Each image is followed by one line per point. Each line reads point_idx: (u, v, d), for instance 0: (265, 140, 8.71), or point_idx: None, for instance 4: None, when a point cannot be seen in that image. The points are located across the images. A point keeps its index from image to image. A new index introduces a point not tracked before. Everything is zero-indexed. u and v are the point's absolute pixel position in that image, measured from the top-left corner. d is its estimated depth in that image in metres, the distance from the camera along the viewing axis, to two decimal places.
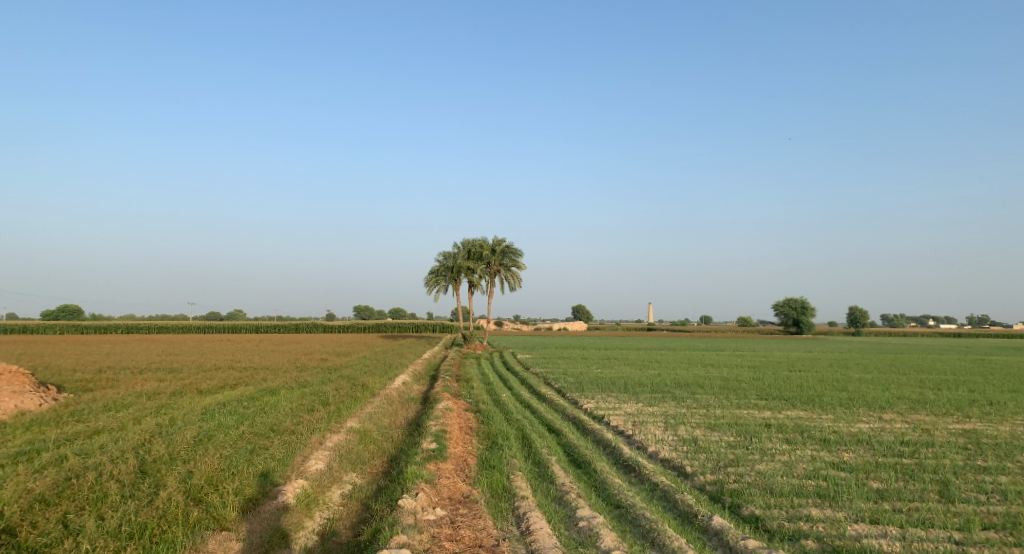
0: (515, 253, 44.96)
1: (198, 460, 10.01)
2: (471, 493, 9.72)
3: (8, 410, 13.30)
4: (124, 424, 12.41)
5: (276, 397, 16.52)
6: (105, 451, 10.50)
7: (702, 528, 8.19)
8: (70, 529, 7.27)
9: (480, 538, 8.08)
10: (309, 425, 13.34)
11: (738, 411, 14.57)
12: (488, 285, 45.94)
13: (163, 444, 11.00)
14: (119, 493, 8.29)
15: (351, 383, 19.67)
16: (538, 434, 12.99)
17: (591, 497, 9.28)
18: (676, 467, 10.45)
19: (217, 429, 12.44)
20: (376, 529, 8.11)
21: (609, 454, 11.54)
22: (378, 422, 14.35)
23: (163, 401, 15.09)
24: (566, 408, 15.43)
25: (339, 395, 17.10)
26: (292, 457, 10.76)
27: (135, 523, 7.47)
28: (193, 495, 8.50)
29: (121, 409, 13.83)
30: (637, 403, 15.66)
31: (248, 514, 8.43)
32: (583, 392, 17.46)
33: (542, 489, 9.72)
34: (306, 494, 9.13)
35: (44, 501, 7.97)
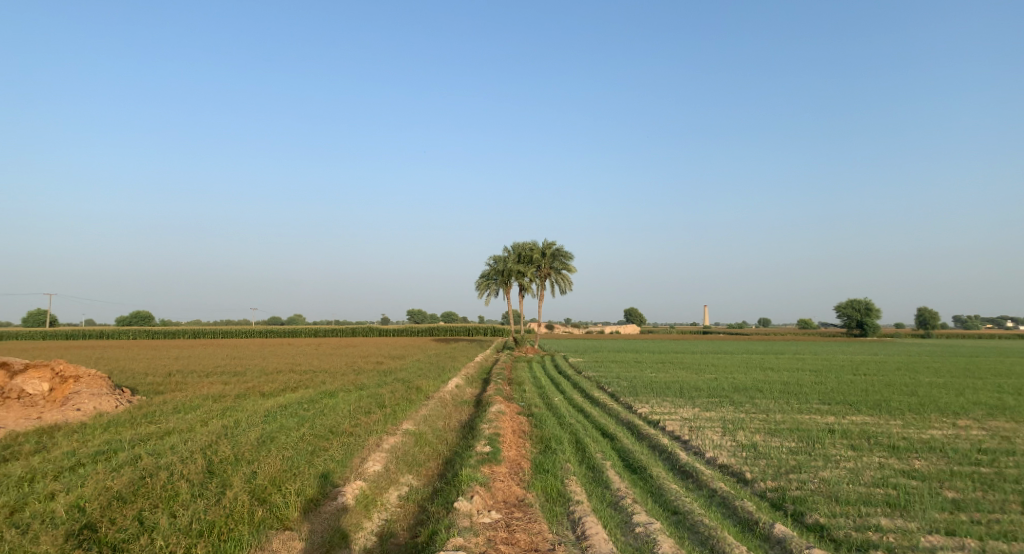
0: (566, 256, 44.78)
1: (262, 461, 10.35)
2: (526, 497, 9.76)
3: (87, 411, 14.07)
4: (192, 426, 12.95)
5: (334, 400, 16.96)
6: (176, 451, 10.98)
7: (763, 536, 8.01)
8: (145, 525, 7.62)
9: (536, 542, 8.10)
10: (366, 426, 13.63)
11: (800, 416, 14.17)
12: (539, 288, 45.95)
13: (229, 445, 11.44)
14: (190, 491, 8.66)
15: (406, 386, 20.00)
16: (591, 439, 12.94)
17: (647, 503, 9.19)
18: (735, 473, 10.24)
19: (279, 431, 12.84)
20: (433, 530, 8.24)
21: (664, 459, 11.39)
22: (433, 425, 14.54)
23: (229, 403, 15.66)
24: (620, 413, 15.31)
25: (395, 398, 17.42)
26: (351, 459, 11.01)
27: (205, 522, 7.76)
28: (258, 495, 8.80)
29: (190, 411, 14.43)
30: (693, 407, 15.43)
31: (310, 514, 8.66)
32: (637, 396, 17.28)
33: (597, 494, 9.66)
34: (364, 495, 9.33)
35: (121, 499, 8.38)
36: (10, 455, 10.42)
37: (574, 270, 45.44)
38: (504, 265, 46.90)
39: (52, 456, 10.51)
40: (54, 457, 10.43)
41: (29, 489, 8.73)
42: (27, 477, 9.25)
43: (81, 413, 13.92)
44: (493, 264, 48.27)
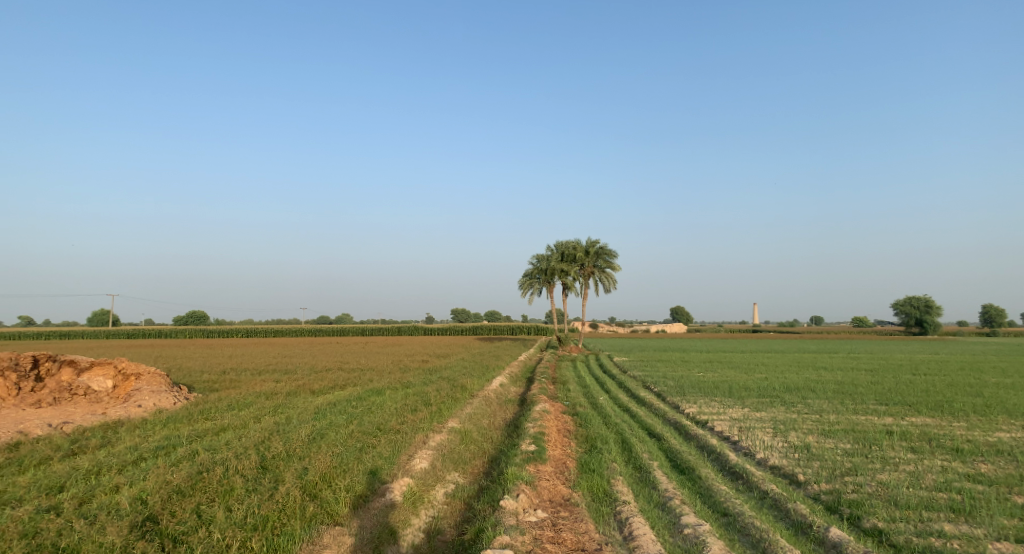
0: (610, 254, 44.43)
1: (312, 457, 10.59)
2: (571, 496, 9.73)
3: (148, 407, 14.63)
4: (246, 422, 13.33)
5: (382, 397, 17.23)
6: (231, 447, 11.32)
7: (818, 540, 7.81)
8: (203, 518, 7.88)
9: (583, 542, 8.07)
10: (413, 424, 13.81)
11: (855, 417, 13.76)
12: (583, 287, 45.72)
13: (281, 441, 11.73)
14: (244, 487, 8.91)
15: (451, 384, 20.18)
16: (638, 439, 12.82)
17: (696, 504, 9.06)
18: (787, 475, 10.01)
19: (329, 428, 13.11)
20: (479, 528, 8.29)
21: (714, 460, 11.20)
22: (478, 423, 14.63)
23: (280, 400, 16.08)
24: (667, 413, 15.12)
25: (441, 396, 17.59)
26: (398, 456, 11.16)
27: (258, 516, 7.98)
28: (309, 490, 9.02)
29: (244, 408, 14.85)
30: (742, 407, 15.14)
31: (360, 510, 8.81)
32: (684, 396, 17.04)
33: (644, 494, 9.57)
34: (411, 492, 9.45)
35: (180, 492, 8.68)
36: (77, 449, 10.90)
37: (618, 269, 45.19)
38: (548, 263, 46.86)
39: (116, 450, 10.97)
40: (118, 451, 10.88)
41: (95, 481, 9.12)
42: (93, 470, 9.66)
43: (142, 409, 14.48)
44: (537, 262, 48.30)
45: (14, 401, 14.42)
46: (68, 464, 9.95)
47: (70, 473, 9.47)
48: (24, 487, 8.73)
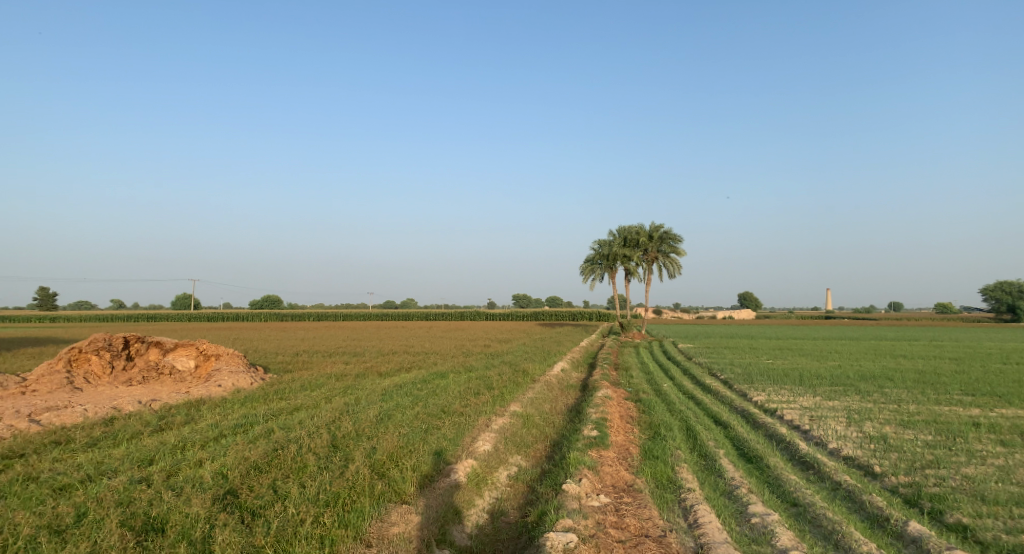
0: (674, 239, 43.64)
1: (380, 437, 10.90)
2: (635, 482, 9.69)
3: (227, 387, 15.37)
4: (317, 402, 13.84)
5: (446, 381, 17.55)
6: (303, 426, 11.78)
7: (896, 533, 7.53)
8: (279, 493, 8.24)
9: (647, 528, 8.04)
10: (476, 407, 14.02)
11: (938, 408, 13.13)
12: (647, 272, 45.15)
13: (350, 421, 12.13)
14: (316, 464, 9.27)
15: (513, 369, 20.37)
16: (704, 426, 12.62)
17: (764, 493, 8.88)
18: (862, 466, 9.67)
19: (395, 409, 13.45)
20: (542, 511, 8.37)
21: (783, 450, 10.91)
22: (540, 408, 14.72)
23: (350, 382, 16.60)
24: (734, 400, 14.82)
25: (503, 380, 17.79)
26: (462, 438, 11.37)
27: (330, 493, 8.27)
28: (378, 469, 9.30)
29: (316, 389, 15.42)
30: (814, 396, 14.68)
31: (426, 489, 9.01)
32: (752, 383, 16.64)
33: (710, 482, 9.43)
34: (475, 473, 9.61)
35: (258, 468, 9.10)
36: (164, 425, 11.57)
37: (682, 254, 44.50)
38: (610, 249, 46.56)
39: (198, 427, 11.59)
40: (200, 428, 11.48)
41: (181, 456, 9.66)
42: (178, 445, 10.24)
43: (222, 388, 15.22)
44: (600, 247, 48.02)
45: (108, 379, 15.42)
46: (156, 439, 10.58)
47: (158, 447, 10.08)
48: (118, 459, 9.34)
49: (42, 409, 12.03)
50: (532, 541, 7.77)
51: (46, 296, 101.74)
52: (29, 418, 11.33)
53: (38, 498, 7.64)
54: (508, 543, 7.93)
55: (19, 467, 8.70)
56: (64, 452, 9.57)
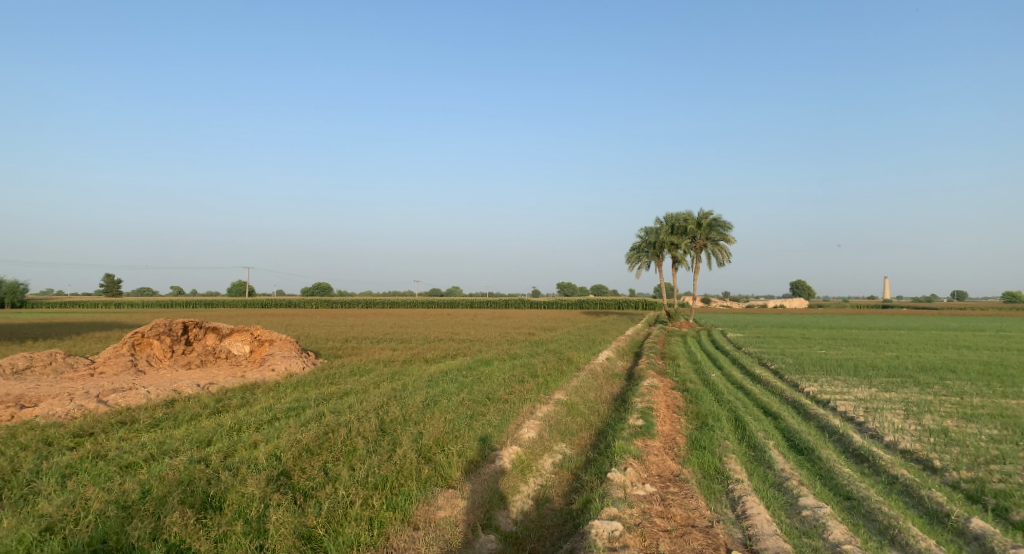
0: (724, 226, 42.78)
1: (426, 423, 11.06)
2: (681, 472, 9.59)
3: (280, 371, 15.82)
4: (366, 387, 14.13)
5: (491, 368, 17.68)
6: (353, 410, 12.04)
7: (957, 530, 7.28)
8: (330, 475, 8.45)
9: (693, 518, 7.96)
10: (521, 394, 14.08)
11: (1004, 401, 12.56)
12: (694, 260, 44.38)
13: (398, 406, 12.34)
14: (365, 448, 9.47)
15: (558, 357, 20.40)
16: (753, 417, 12.39)
17: (816, 485, 8.67)
18: (921, 460, 9.36)
19: (441, 395, 13.62)
20: (587, 499, 8.37)
21: (836, 442, 10.63)
22: (584, 396, 14.69)
23: (397, 368, 16.90)
24: (784, 391, 14.49)
25: (548, 368, 17.83)
26: (507, 425, 11.44)
27: (379, 476, 8.44)
28: (425, 453, 9.45)
29: (364, 374, 15.74)
30: (869, 387, 14.24)
31: (471, 474, 9.10)
32: (804, 374, 16.25)
33: (759, 473, 9.26)
34: (520, 460, 9.67)
35: (310, 450, 9.36)
36: (221, 407, 11.99)
37: (731, 241, 43.65)
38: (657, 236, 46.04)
39: (253, 410, 11.98)
40: (255, 411, 11.85)
41: (237, 437, 10.00)
42: (235, 427, 10.60)
43: (275, 373, 15.67)
44: (646, 235, 47.49)
45: (169, 362, 16.06)
46: (213, 421, 10.97)
47: (215, 429, 10.45)
48: (179, 439, 9.73)
49: (108, 390, 12.61)
50: (577, 529, 7.77)
51: (112, 282, 106.31)
52: (97, 399, 11.89)
53: (106, 475, 8.01)
54: (553, 530, 7.95)
55: (88, 445, 9.15)
56: (128, 432, 10.01)
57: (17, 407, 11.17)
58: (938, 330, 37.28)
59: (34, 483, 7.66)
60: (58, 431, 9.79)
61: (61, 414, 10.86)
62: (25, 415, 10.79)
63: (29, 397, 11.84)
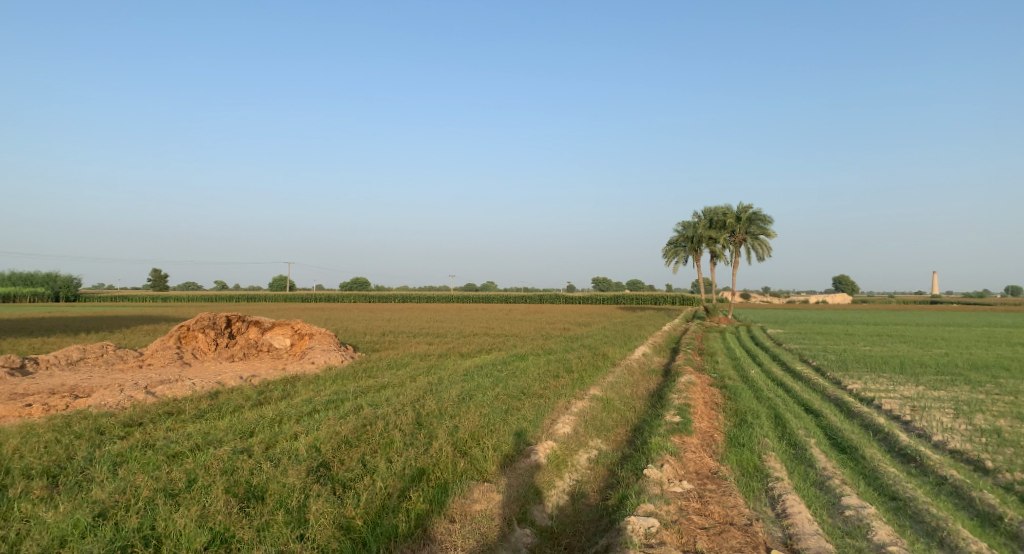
0: (763, 220, 41.83)
1: (462, 417, 11.13)
2: (719, 469, 9.48)
3: (320, 364, 16.11)
4: (402, 381, 14.29)
5: (526, 362, 17.71)
6: (390, 403, 12.18)
7: (1010, 533, 7.03)
8: (368, 467, 8.58)
9: (732, 516, 7.85)
10: (556, 390, 14.07)
11: None
12: (733, 255, 43.64)
13: (434, 400, 12.44)
14: (402, 440, 9.59)
15: (593, 352, 20.30)
16: (793, 415, 12.15)
17: (859, 485, 8.47)
18: (971, 460, 9.06)
19: (476, 389, 13.71)
20: (623, 495, 8.33)
21: (880, 440, 10.36)
22: (620, 391, 14.59)
23: (433, 362, 17.04)
24: (826, 388, 14.17)
25: (583, 363, 17.78)
26: (542, 420, 11.45)
27: (416, 468, 8.53)
28: (461, 447, 9.52)
29: (401, 368, 15.91)
30: (916, 385, 13.85)
31: (507, 468, 9.12)
32: (847, 371, 15.86)
33: (800, 472, 9.07)
34: (556, 455, 9.66)
35: (348, 442, 9.51)
36: (263, 399, 12.25)
37: (771, 235, 42.81)
38: (694, 231, 45.51)
39: (294, 402, 12.22)
40: (295, 403, 12.08)
41: (278, 429, 10.21)
42: (276, 419, 10.83)
43: (315, 365, 15.96)
44: (684, 230, 46.95)
45: (213, 355, 16.49)
46: (256, 412, 11.22)
47: (258, 420, 10.69)
48: (224, 430, 9.98)
49: (155, 381, 13.00)
50: (613, 524, 7.74)
51: (159, 277, 109.61)
52: (145, 390, 12.27)
53: (154, 464, 8.27)
54: (589, 525, 7.93)
55: (138, 435, 9.45)
56: (175, 422, 10.31)
57: (71, 397, 11.59)
58: (999, 328, 34.34)
59: (87, 470, 7.95)
60: (109, 420, 10.14)
61: (113, 404, 11.24)
62: (79, 404, 11.20)
63: (82, 388, 12.27)
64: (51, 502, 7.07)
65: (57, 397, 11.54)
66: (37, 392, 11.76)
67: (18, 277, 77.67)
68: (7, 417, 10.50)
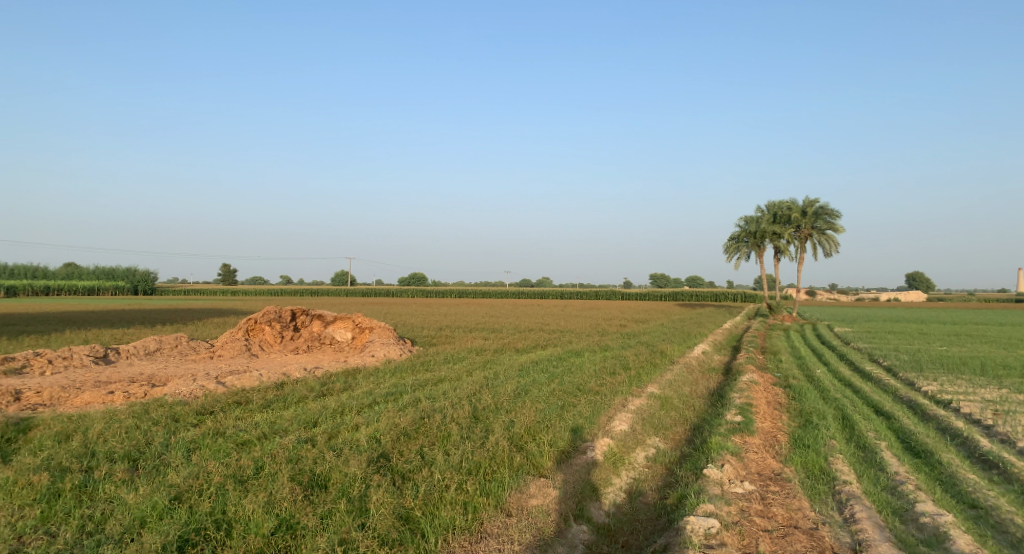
0: (831, 216, 40.40)
1: (518, 412, 11.15)
2: (783, 471, 9.18)
3: (379, 357, 16.44)
4: (459, 375, 14.42)
5: (581, 359, 17.62)
6: (447, 397, 12.33)
7: None
8: (426, 459, 8.69)
9: (796, 519, 7.59)
10: (612, 386, 13.93)
11: None
12: (799, 250, 42.27)
13: (490, 394, 12.49)
14: (459, 434, 9.68)
15: (651, 349, 20.05)
16: (862, 416, 11.67)
17: (935, 491, 8.06)
18: None
19: (532, 385, 13.76)
20: (682, 494, 8.20)
21: (959, 445, 9.84)
22: (679, 390, 14.30)
23: (489, 357, 17.16)
24: (898, 390, 13.55)
25: (640, 360, 17.56)
26: (599, 417, 11.36)
27: (472, 462, 8.58)
28: (517, 442, 9.55)
29: (458, 362, 16.07)
30: (999, 388, 13.09)
31: (563, 464, 9.08)
32: (922, 372, 15.12)
33: (870, 476, 8.70)
34: (612, 452, 9.57)
35: (407, 434, 9.67)
36: (325, 391, 12.59)
37: (839, 231, 41.34)
38: (757, 227, 44.46)
39: (355, 394, 12.49)
40: (357, 395, 12.35)
41: (340, 420, 10.47)
42: (338, 410, 11.10)
43: (375, 359, 16.28)
44: (747, 226, 45.99)
45: (279, 347, 17.05)
46: (319, 404, 11.52)
47: (321, 411, 10.98)
48: (289, 420, 10.31)
49: (225, 372, 13.51)
50: (671, 524, 7.61)
51: (228, 272, 113.77)
52: (216, 380, 12.79)
53: (225, 451, 8.60)
54: (647, 524, 7.82)
55: (210, 423, 9.86)
56: (243, 411, 10.70)
57: (149, 386, 12.19)
58: None
59: (164, 456, 8.33)
60: (183, 409, 10.61)
61: (186, 392, 11.75)
62: (155, 393, 11.75)
63: (159, 377, 12.88)
64: (131, 484, 7.45)
65: (136, 385, 12.15)
66: (118, 380, 12.42)
67: (101, 272, 82.21)
68: (92, 403, 11.12)
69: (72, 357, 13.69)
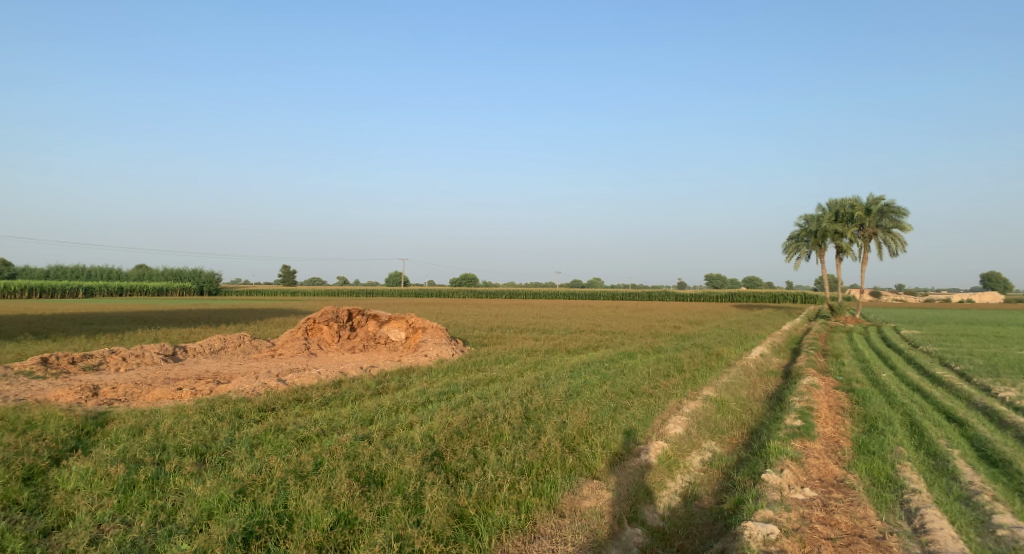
0: (898, 212, 38.57)
1: (571, 413, 11.12)
2: (846, 478, 8.86)
3: (432, 357, 16.62)
4: (511, 375, 14.46)
5: (634, 360, 17.42)
6: (498, 397, 12.39)
7: None
8: (479, 458, 8.74)
9: (861, 528, 7.32)
10: (666, 389, 13.72)
11: None
12: (862, 250, 40.73)
13: (541, 395, 12.49)
14: (511, 434, 9.70)
15: (706, 352, 19.65)
16: (933, 423, 11.14)
17: (1014, 503, 7.65)
18: None
19: (584, 386, 13.68)
20: (740, 499, 8.01)
21: None
22: (735, 393, 13.97)
23: (541, 358, 17.13)
24: (972, 396, 12.88)
25: (695, 362, 17.28)
26: (652, 419, 11.19)
27: (525, 462, 8.59)
28: (569, 443, 9.51)
29: (509, 363, 16.10)
30: None
31: (616, 467, 8.98)
32: (997, 378, 14.33)
33: (941, 484, 8.31)
34: (666, 456, 9.41)
35: (460, 433, 9.74)
36: (381, 389, 12.81)
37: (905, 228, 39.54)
38: (818, 225, 43.06)
39: (409, 392, 12.68)
40: (410, 394, 12.52)
41: (395, 418, 10.64)
42: (393, 408, 11.29)
43: (428, 358, 16.46)
44: (807, 225, 44.62)
45: (336, 346, 17.43)
46: (374, 402, 11.73)
47: (377, 409, 11.20)
48: (346, 417, 10.53)
49: (285, 371, 13.90)
50: (728, 529, 7.45)
51: (287, 273, 117.27)
52: (276, 378, 13.18)
53: (286, 446, 8.86)
54: (703, 528, 7.66)
55: (272, 419, 10.17)
56: (303, 408, 11.00)
57: (214, 383, 12.66)
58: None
59: (229, 450, 8.65)
60: (246, 405, 10.96)
61: (249, 390, 12.16)
62: (220, 390, 12.18)
63: (224, 374, 13.36)
64: (200, 477, 7.75)
65: (202, 382, 12.63)
66: (186, 378, 12.91)
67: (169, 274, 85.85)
68: (162, 399, 11.60)
69: (144, 355, 14.32)
